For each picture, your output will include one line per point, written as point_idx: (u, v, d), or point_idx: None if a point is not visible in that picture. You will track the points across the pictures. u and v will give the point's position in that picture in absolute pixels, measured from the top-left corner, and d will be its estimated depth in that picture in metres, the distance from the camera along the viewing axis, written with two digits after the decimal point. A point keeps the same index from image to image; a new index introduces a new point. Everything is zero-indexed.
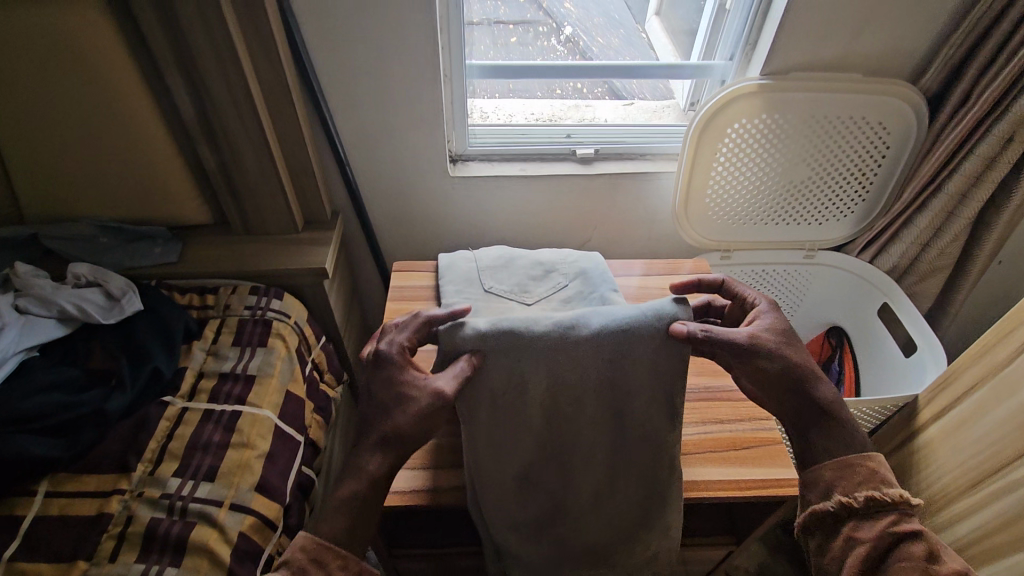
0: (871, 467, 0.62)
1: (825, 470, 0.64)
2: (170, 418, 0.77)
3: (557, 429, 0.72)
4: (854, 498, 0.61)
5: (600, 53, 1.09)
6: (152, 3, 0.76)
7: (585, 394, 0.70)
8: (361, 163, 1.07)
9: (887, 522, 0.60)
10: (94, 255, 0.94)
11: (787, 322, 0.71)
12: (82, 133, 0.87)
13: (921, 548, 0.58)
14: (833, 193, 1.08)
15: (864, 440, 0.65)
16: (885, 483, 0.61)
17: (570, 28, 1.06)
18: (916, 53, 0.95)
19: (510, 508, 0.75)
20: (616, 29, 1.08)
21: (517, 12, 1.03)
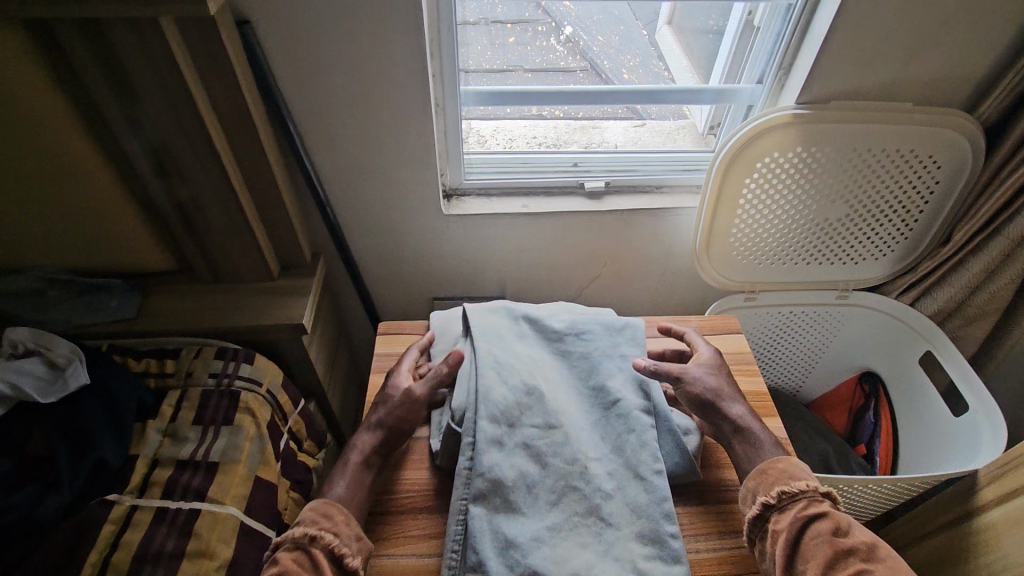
0: (780, 465, 0.64)
1: (747, 481, 0.64)
2: (115, 521, 0.66)
3: (551, 379, 0.73)
4: (769, 497, 0.61)
5: (606, 62, 1.03)
6: (92, 34, 0.64)
7: (571, 355, 0.77)
8: (344, 200, 0.95)
9: (798, 508, 0.59)
10: (38, 313, 0.83)
11: (717, 354, 0.76)
12: (18, 179, 0.75)
13: (828, 525, 0.57)
14: (871, 230, 0.97)
15: (773, 447, 0.66)
16: (794, 476, 0.62)
17: (568, 28, 1.01)
18: (973, 77, 0.84)
19: (507, 470, 0.65)
20: (614, 26, 1.01)
21: (514, 11, 0.97)
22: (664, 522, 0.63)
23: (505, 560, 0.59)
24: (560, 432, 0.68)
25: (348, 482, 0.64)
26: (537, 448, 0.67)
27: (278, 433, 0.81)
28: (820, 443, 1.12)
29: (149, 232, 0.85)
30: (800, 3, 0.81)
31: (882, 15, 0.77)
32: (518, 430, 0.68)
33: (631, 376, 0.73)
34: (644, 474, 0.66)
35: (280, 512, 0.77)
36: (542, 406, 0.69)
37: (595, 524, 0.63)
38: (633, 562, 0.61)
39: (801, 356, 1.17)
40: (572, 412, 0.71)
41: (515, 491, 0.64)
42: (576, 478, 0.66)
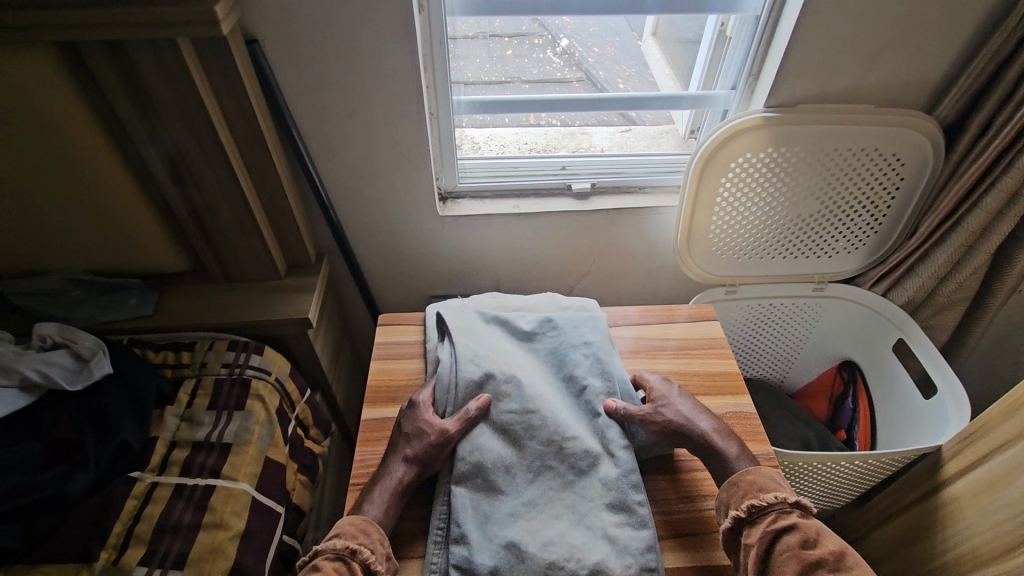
0: (750, 477, 0.66)
1: (722, 492, 0.67)
2: (138, 497, 0.71)
3: (526, 373, 0.78)
4: (740, 510, 0.63)
5: (597, 65, 1.04)
6: (113, 54, 0.71)
7: (546, 355, 0.82)
8: (346, 203, 1.02)
9: (768, 521, 0.61)
10: (63, 311, 0.89)
11: (667, 383, 0.78)
12: (47, 186, 0.82)
13: (796, 538, 0.59)
14: (843, 225, 1.03)
15: (739, 459, 0.68)
16: (764, 489, 0.64)
17: (566, 40, 1.00)
18: (929, 81, 0.90)
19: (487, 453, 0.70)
20: (612, 37, 1.02)
21: (513, 25, 0.96)
22: (632, 491, 0.68)
23: (485, 534, 0.65)
24: (537, 416, 0.73)
25: (385, 505, 0.66)
26: (515, 433, 0.72)
27: (285, 419, 0.87)
28: (802, 429, 1.17)
29: (164, 234, 0.92)
30: (765, 15, 0.88)
31: (839, 25, 0.84)
32: (496, 415, 0.73)
33: (595, 362, 0.79)
34: (614, 450, 0.71)
35: (289, 490, 0.83)
36: (519, 393, 0.75)
37: (569, 498, 0.68)
38: (603, 529, 0.66)
39: (784, 346, 1.22)
40: (548, 395, 0.76)
41: (493, 472, 0.69)
42: (550, 457, 0.71)
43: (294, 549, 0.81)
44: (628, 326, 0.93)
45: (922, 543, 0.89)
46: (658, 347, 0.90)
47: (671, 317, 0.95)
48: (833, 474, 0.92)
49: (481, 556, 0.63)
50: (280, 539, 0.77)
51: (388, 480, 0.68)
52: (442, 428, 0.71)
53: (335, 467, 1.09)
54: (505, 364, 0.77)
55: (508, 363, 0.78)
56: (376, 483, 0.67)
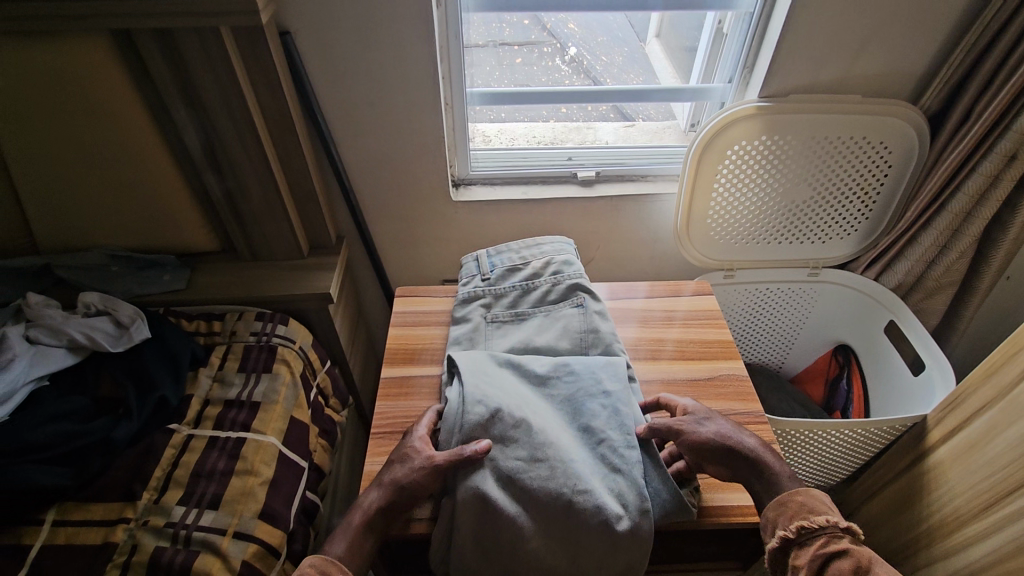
0: (799, 499, 0.62)
1: (767, 512, 0.64)
2: (175, 446, 0.78)
3: (539, 419, 0.71)
4: (787, 530, 0.60)
5: (605, 72, 1.10)
6: (160, 41, 0.78)
7: (565, 398, 0.75)
8: (365, 188, 1.08)
9: (817, 544, 0.58)
10: (105, 283, 0.96)
11: (696, 403, 0.74)
12: (94, 166, 0.89)
13: (848, 565, 0.56)
14: (835, 211, 1.09)
15: (790, 479, 0.65)
16: (814, 511, 0.61)
17: (574, 48, 1.07)
18: (911, 73, 0.97)
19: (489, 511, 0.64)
20: (620, 46, 1.08)
21: (522, 34, 1.03)
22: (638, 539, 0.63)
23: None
24: (546, 465, 0.66)
25: (348, 542, 0.63)
26: (524, 482, 0.66)
27: (308, 384, 0.93)
28: (800, 410, 1.21)
29: (197, 213, 0.98)
30: (757, 12, 0.95)
31: (826, 19, 0.90)
32: (501, 461, 0.67)
33: (613, 414, 0.72)
34: (626, 502, 0.65)
35: (311, 450, 0.89)
36: (528, 439, 0.68)
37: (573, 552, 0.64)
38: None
39: (781, 331, 1.27)
40: (559, 440, 0.69)
41: (498, 523, 0.64)
42: (555, 509, 0.65)
43: (316, 504, 0.86)
44: (632, 301, 0.98)
45: (910, 510, 0.93)
46: (657, 319, 0.95)
47: (678, 290, 1.00)
48: (826, 445, 0.96)
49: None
50: (304, 491, 0.83)
51: (358, 512, 0.65)
52: (428, 456, 0.67)
53: (351, 439, 1.14)
54: (515, 406, 0.71)
55: (518, 404, 0.71)
56: (346, 517, 0.65)
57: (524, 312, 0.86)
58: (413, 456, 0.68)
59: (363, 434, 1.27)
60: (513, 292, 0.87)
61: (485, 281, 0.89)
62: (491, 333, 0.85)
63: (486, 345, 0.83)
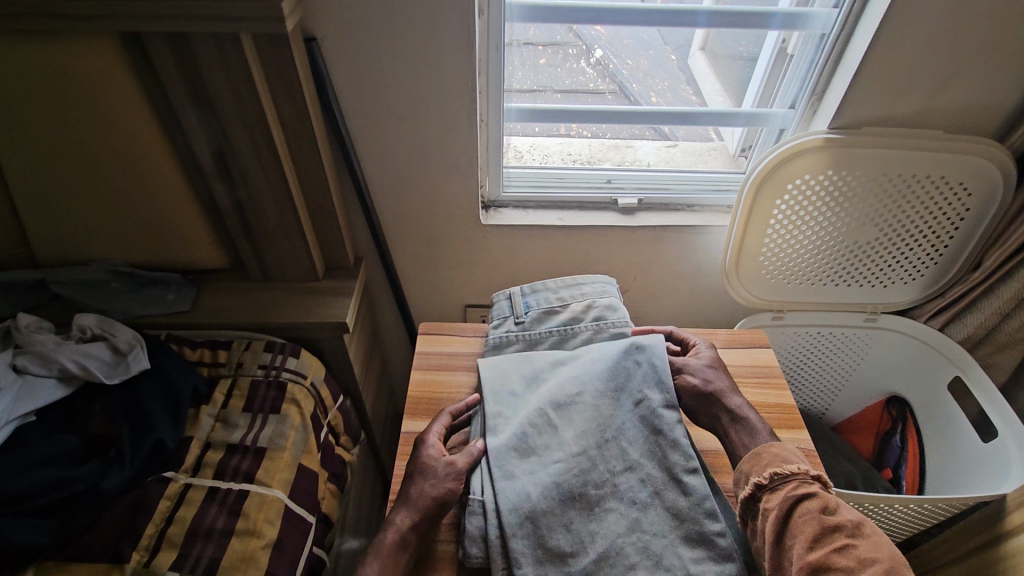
0: (773, 450, 0.63)
1: (741, 463, 0.64)
2: (171, 497, 0.70)
3: (570, 412, 0.71)
4: (761, 476, 0.60)
5: (631, 78, 1.00)
6: (170, 44, 0.70)
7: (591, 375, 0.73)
8: (387, 207, 1.00)
9: (789, 487, 0.58)
10: (102, 302, 0.89)
11: (717, 351, 0.78)
12: (97, 177, 0.82)
13: (815, 502, 0.56)
14: (901, 254, 0.99)
15: (767, 437, 0.66)
16: (787, 460, 0.61)
17: (600, 51, 0.97)
18: (1001, 109, 0.87)
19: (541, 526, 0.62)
20: (645, 50, 0.98)
21: (547, 34, 0.93)
22: (709, 520, 0.61)
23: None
24: (584, 458, 0.66)
25: (381, 563, 0.60)
26: (567, 483, 0.64)
27: (319, 425, 0.85)
28: (846, 465, 1.12)
29: (207, 231, 0.91)
30: (833, 34, 0.85)
31: (913, 47, 0.80)
32: (541, 471, 0.66)
33: (652, 378, 0.71)
34: (680, 474, 0.64)
35: (320, 500, 0.81)
36: (560, 441, 0.68)
37: (640, 539, 0.61)
38: (684, 568, 0.59)
39: (827, 378, 1.18)
40: (596, 432, 0.68)
41: (552, 530, 0.61)
42: (609, 499, 0.63)
43: (323, 561, 0.78)
44: None
45: None
46: None
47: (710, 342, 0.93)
48: (884, 516, 0.87)
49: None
50: (310, 549, 0.75)
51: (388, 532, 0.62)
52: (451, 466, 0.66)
53: (361, 475, 1.06)
54: (541, 412, 0.71)
55: (541, 410, 0.71)
56: (375, 540, 0.62)
57: None
58: (435, 464, 0.66)
59: (374, 467, 1.19)
60: (550, 338, 0.82)
61: (520, 323, 0.83)
62: None
63: None
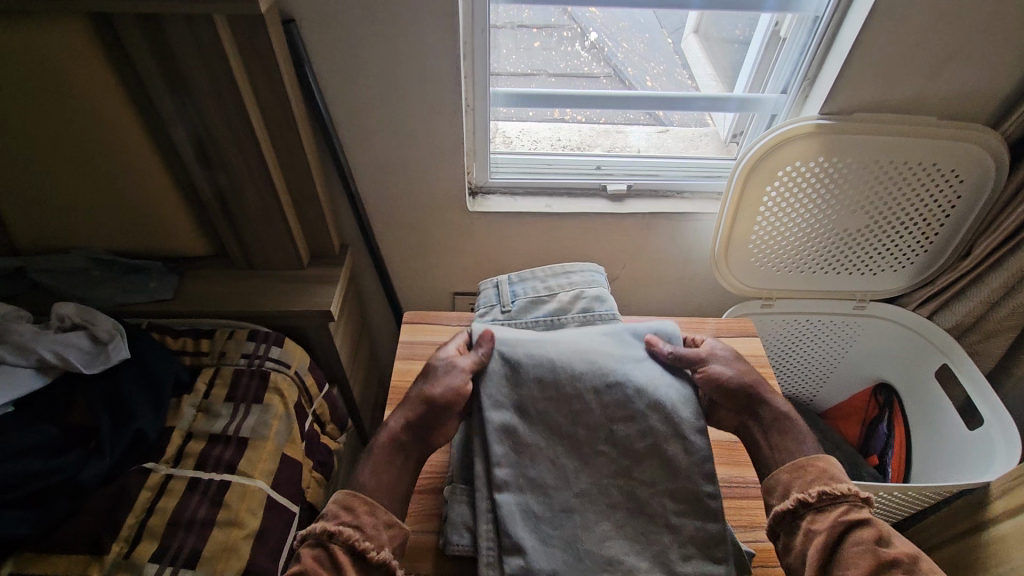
0: (821, 465, 0.61)
1: (781, 474, 0.62)
2: (152, 488, 0.70)
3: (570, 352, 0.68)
4: (807, 494, 0.59)
5: (627, 62, 0.98)
6: (141, 26, 0.68)
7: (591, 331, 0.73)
8: (372, 193, 0.98)
9: (838, 511, 0.57)
10: (82, 290, 0.87)
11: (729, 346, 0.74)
12: (72, 162, 0.80)
13: (870, 532, 0.55)
14: (891, 243, 0.98)
15: (809, 443, 0.64)
16: (835, 478, 0.59)
17: (596, 34, 0.95)
18: (993, 96, 0.86)
19: (531, 471, 0.63)
20: (642, 34, 0.96)
21: (542, 15, 0.91)
22: (705, 482, 0.62)
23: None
24: (579, 397, 0.65)
25: (374, 464, 0.62)
26: (561, 428, 0.64)
27: (304, 414, 0.85)
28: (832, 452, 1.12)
29: (187, 217, 0.89)
30: (826, 17, 0.83)
31: (906, 34, 0.79)
32: (534, 407, 0.65)
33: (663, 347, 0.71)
34: (686, 433, 0.63)
35: (305, 488, 0.81)
36: (556, 380, 0.66)
37: (626, 487, 0.62)
38: (665, 519, 0.61)
39: (815, 366, 1.18)
40: (601, 373, 0.66)
41: (541, 475, 0.63)
42: (603, 447, 0.64)
43: None
44: None
45: None
46: None
47: (697, 331, 0.93)
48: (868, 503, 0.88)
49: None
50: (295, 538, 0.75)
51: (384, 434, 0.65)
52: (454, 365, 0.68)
53: (349, 463, 1.06)
54: (542, 374, 0.66)
55: (539, 348, 0.68)
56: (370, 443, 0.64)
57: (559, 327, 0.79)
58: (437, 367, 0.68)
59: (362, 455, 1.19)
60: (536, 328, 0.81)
61: (506, 313, 0.82)
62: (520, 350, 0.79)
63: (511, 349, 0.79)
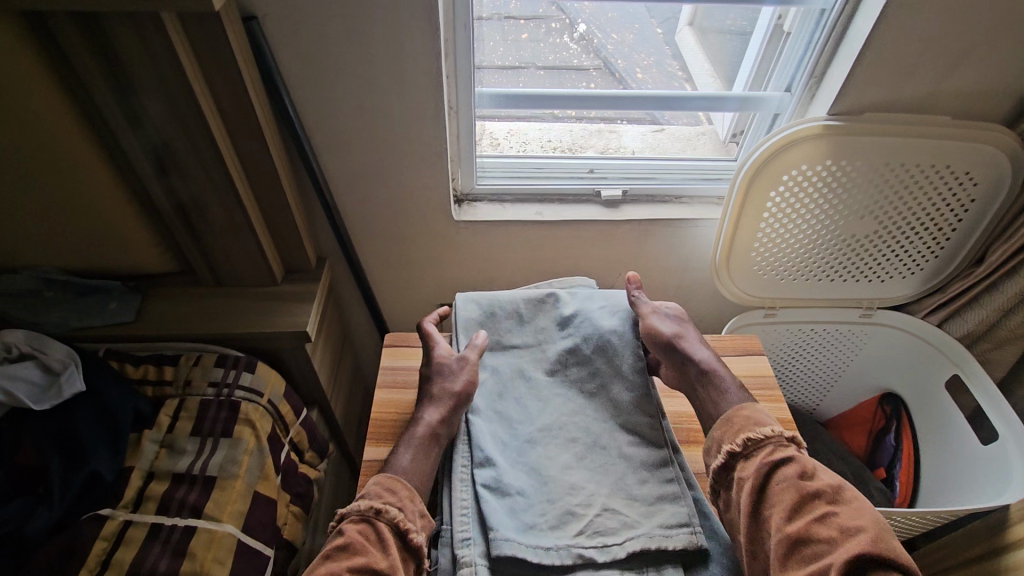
0: (745, 413, 0.63)
1: (712, 431, 0.64)
2: (108, 538, 0.64)
3: (531, 314, 0.77)
4: (734, 444, 0.61)
5: (617, 54, 0.92)
6: (78, 24, 0.61)
7: (551, 300, 0.77)
8: (350, 202, 0.92)
9: (764, 454, 0.59)
10: (32, 314, 0.80)
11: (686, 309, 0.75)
12: (15, 177, 0.72)
13: (793, 469, 0.57)
14: (900, 248, 0.93)
15: (737, 394, 0.66)
16: (758, 423, 0.62)
17: (584, 26, 0.88)
18: (1012, 94, 0.80)
19: (502, 417, 0.68)
20: (632, 24, 0.89)
21: (530, 6, 0.84)
22: (643, 415, 0.67)
23: (513, 518, 0.59)
24: (540, 350, 0.74)
25: (414, 453, 0.62)
26: (531, 382, 0.71)
27: (278, 446, 0.78)
28: (837, 465, 1.08)
29: (147, 233, 0.82)
30: (834, 10, 0.77)
31: (921, 29, 0.74)
32: (501, 365, 0.72)
33: (615, 311, 0.75)
34: (624, 372, 0.70)
35: (280, 527, 0.75)
36: (522, 343, 0.75)
37: (583, 421, 0.67)
38: (619, 449, 0.65)
39: (819, 375, 1.14)
40: (558, 329, 0.75)
41: (515, 421, 0.68)
42: (560, 385, 0.71)
43: None
44: None
45: None
46: None
47: None
48: None
49: (503, 533, 0.57)
50: None
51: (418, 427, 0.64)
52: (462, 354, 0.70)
53: (331, 488, 1.00)
54: (503, 336, 0.75)
55: (509, 317, 0.76)
56: (407, 434, 0.64)
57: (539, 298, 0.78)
58: (449, 363, 0.69)
59: (347, 476, 1.13)
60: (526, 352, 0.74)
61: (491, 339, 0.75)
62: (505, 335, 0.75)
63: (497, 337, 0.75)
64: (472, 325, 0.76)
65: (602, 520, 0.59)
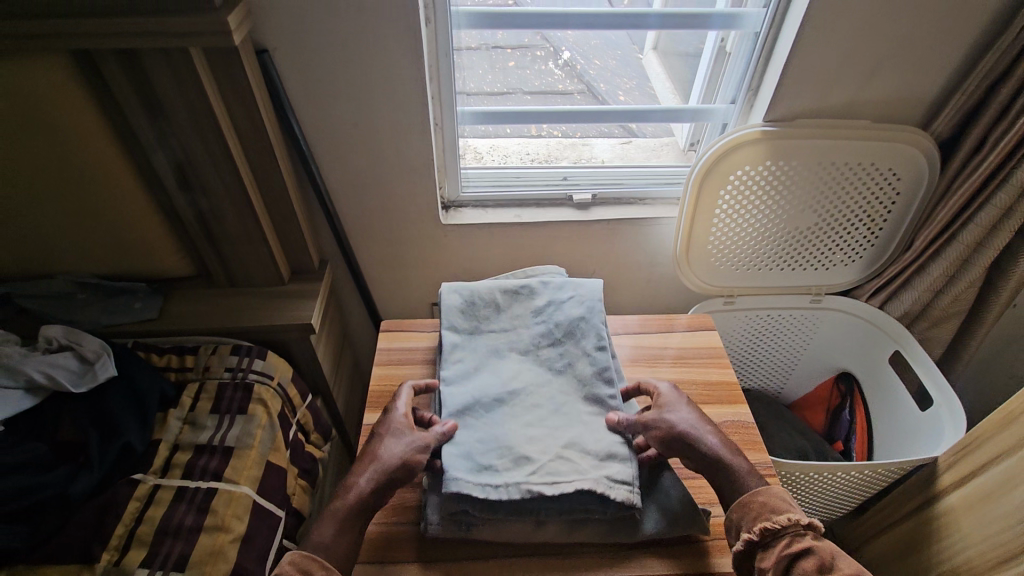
0: (761, 499, 0.62)
1: (731, 515, 0.63)
2: (140, 499, 0.73)
3: (508, 302, 0.86)
4: (751, 532, 0.60)
5: (599, 77, 1.05)
6: (117, 58, 0.72)
7: (525, 292, 0.87)
8: (348, 210, 1.03)
9: (781, 545, 0.58)
10: (67, 313, 0.90)
11: (676, 391, 0.74)
12: (55, 192, 0.83)
13: (812, 564, 0.55)
14: (840, 239, 1.05)
15: (751, 476, 0.65)
16: (775, 509, 0.60)
17: (568, 52, 1.01)
18: (922, 100, 0.93)
19: (475, 387, 0.77)
20: (614, 50, 1.03)
21: (515, 37, 0.98)
22: (603, 387, 0.76)
23: (470, 459, 0.68)
24: (516, 334, 0.83)
25: (337, 525, 0.61)
26: (504, 361, 0.81)
27: (287, 423, 0.88)
28: (800, 440, 1.17)
29: (168, 239, 0.92)
30: (764, 32, 0.90)
31: (836, 47, 0.86)
32: (481, 344, 0.82)
33: (581, 300, 0.85)
34: (588, 351, 0.80)
35: (290, 495, 0.84)
36: (498, 327, 0.84)
37: (548, 390, 0.77)
38: (577, 415, 0.74)
39: (780, 359, 1.24)
40: (532, 315, 0.85)
41: (487, 388, 0.76)
42: (531, 362, 0.81)
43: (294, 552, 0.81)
44: (614, 339, 0.95)
45: (916, 554, 0.90)
46: (654, 356, 0.92)
47: (672, 325, 0.97)
48: (829, 484, 0.92)
49: (454, 474, 0.66)
50: (280, 541, 0.78)
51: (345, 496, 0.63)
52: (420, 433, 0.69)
53: (334, 472, 1.09)
54: (483, 322, 0.85)
55: (487, 305, 0.86)
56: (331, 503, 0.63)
57: (513, 289, 0.87)
58: (402, 432, 0.68)
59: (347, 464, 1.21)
60: (501, 335, 0.84)
61: (471, 326, 0.84)
62: (483, 323, 0.85)
63: (476, 325, 0.84)
64: (453, 314, 0.84)
65: (553, 468, 0.67)
